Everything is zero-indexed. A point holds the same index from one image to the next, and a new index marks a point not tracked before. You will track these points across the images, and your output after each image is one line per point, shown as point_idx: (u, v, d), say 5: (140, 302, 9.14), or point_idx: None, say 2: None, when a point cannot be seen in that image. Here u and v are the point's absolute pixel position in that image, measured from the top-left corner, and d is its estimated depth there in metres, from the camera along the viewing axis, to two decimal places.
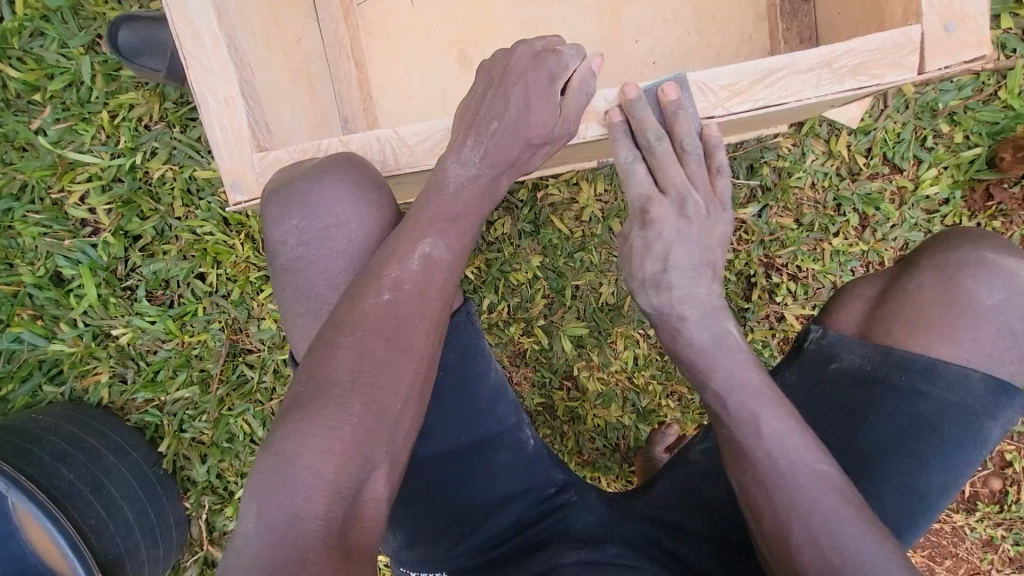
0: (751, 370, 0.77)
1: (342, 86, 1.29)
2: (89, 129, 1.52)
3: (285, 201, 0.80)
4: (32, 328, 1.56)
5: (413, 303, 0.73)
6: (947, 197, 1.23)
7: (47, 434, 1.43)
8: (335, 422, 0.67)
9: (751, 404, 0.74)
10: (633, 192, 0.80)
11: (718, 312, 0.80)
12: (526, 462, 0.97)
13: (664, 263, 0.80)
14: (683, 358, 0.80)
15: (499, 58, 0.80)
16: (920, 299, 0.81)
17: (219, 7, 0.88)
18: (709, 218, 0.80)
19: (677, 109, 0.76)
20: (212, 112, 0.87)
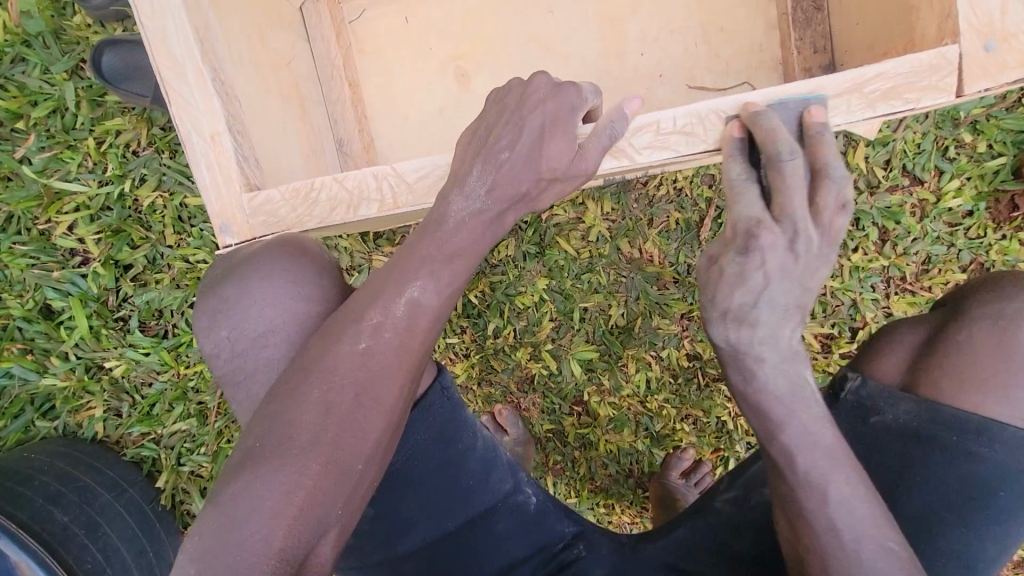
0: (826, 428, 0.68)
1: (336, 108, 1.20)
2: (75, 157, 1.46)
3: (217, 309, 0.78)
4: (22, 363, 1.50)
5: (392, 353, 0.68)
6: (970, 209, 1.19)
7: (38, 475, 1.38)
8: (288, 484, 0.63)
9: (824, 466, 0.67)
10: (738, 211, 0.68)
11: (798, 357, 0.68)
12: (527, 525, 0.91)
13: (758, 296, 0.66)
14: (758, 406, 0.69)
15: (516, 86, 0.75)
16: (971, 351, 0.76)
17: (201, 36, 0.83)
18: (821, 257, 0.67)
19: (823, 131, 0.70)
20: (198, 148, 0.82)
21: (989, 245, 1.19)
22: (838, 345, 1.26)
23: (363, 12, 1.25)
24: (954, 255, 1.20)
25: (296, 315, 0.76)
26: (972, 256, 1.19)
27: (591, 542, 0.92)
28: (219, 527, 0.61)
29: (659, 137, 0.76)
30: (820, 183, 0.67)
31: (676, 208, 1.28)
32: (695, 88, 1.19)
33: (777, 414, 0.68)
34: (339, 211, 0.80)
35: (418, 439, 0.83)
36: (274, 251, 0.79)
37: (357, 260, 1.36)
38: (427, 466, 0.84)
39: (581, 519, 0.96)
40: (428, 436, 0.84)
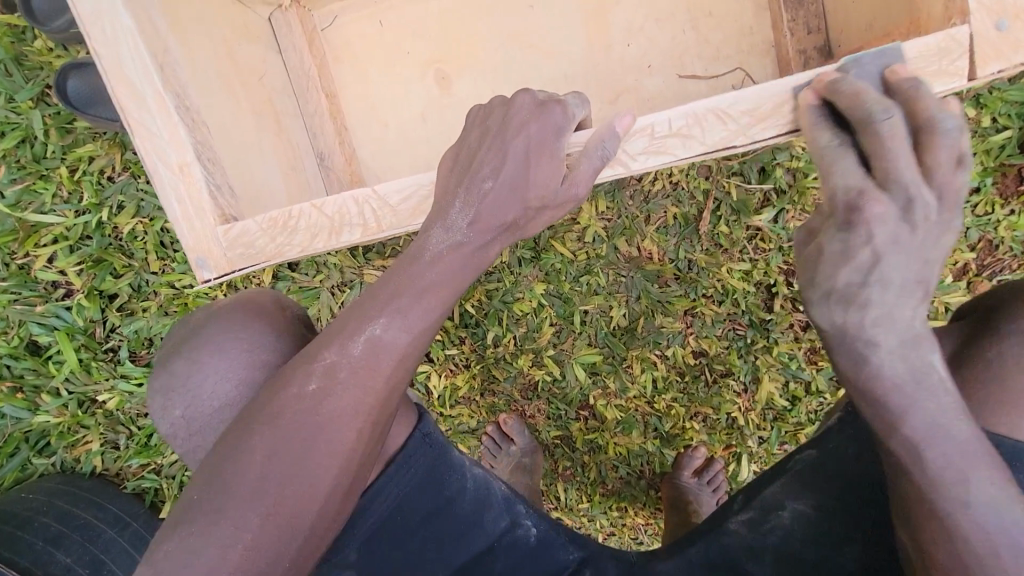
0: (961, 419, 0.62)
1: (313, 121, 1.15)
2: (49, 187, 1.41)
3: (167, 389, 0.76)
4: (11, 402, 1.43)
5: (345, 394, 0.65)
6: (977, 186, 1.15)
7: (38, 517, 1.35)
8: (225, 537, 0.60)
9: (963, 465, 0.61)
10: (833, 182, 0.64)
11: (922, 340, 0.62)
12: (529, 560, 0.88)
13: (868, 274, 0.61)
14: (867, 394, 0.63)
15: (499, 106, 0.75)
16: (1000, 370, 0.71)
17: (160, 61, 0.79)
18: (943, 225, 0.61)
19: (917, 85, 0.63)
20: (165, 180, 0.79)
21: (997, 222, 1.15)
22: None
23: (334, 19, 1.19)
24: (961, 234, 1.17)
25: (248, 389, 0.73)
26: (980, 234, 1.16)
27: (596, 566, 0.89)
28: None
29: (654, 142, 0.76)
30: (929, 141, 0.61)
31: (672, 202, 1.25)
32: (686, 77, 1.14)
33: (900, 403, 0.62)
34: (321, 238, 0.79)
35: (400, 492, 0.80)
36: (224, 323, 0.77)
37: (348, 276, 1.31)
38: (413, 517, 0.81)
39: (587, 544, 0.92)
40: (411, 487, 0.81)
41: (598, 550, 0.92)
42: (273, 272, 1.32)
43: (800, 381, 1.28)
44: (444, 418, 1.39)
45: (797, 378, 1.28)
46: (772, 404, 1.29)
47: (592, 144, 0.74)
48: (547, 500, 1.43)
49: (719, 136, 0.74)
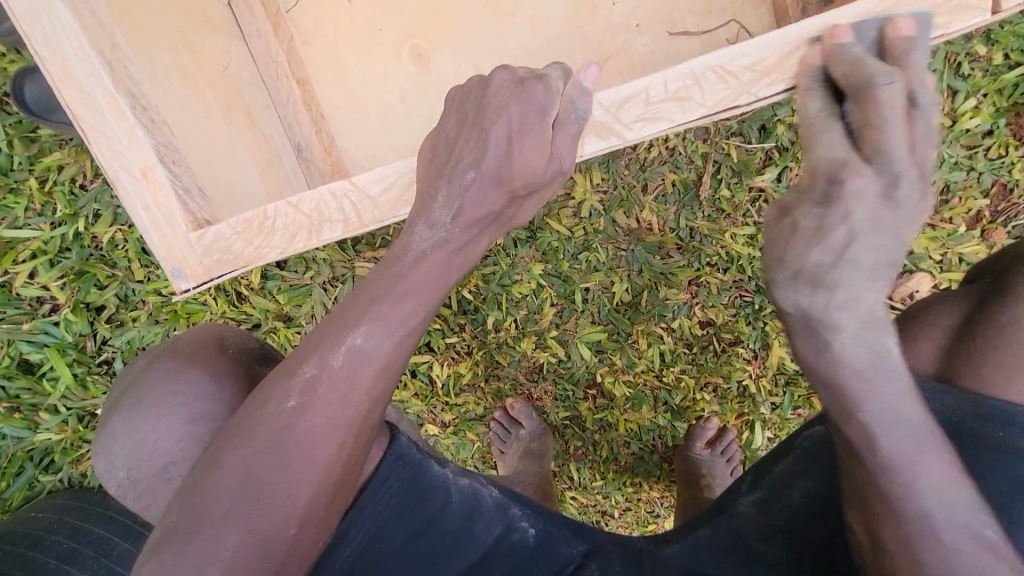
0: (915, 402, 0.57)
1: (287, 112, 1.07)
2: (19, 201, 1.35)
3: (106, 453, 0.73)
4: (11, 422, 1.40)
5: (326, 411, 0.61)
6: (989, 128, 1.10)
7: (49, 534, 1.31)
8: (199, 561, 0.57)
9: (913, 449, 0.55)
10: (818, 154, 0.55)
11: (883, 324, 0.55)
12: (528, 562, 0.84)
13: (839, 254, 0.53)
14: (835, 384, 0.56)
15: (474, 89, 0.70)
16: (1016, 334, 0.68)
17: (109, 58, 0.74)
18: (923, 207, 0.55)
19: (841, 56, 0.61)
20: (129, 187, 0.73)
21: (1011, 164, 1.10)
22: None
23: None
24: (974, 180, 1.12)
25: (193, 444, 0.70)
26: (993, 179, 1.11)
27: (603, 559, 0.86)
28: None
29: (650, 107, 0.72)
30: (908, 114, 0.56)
31: (670, 168, 1.19)
32: (678, 34, 1.06)
33: (856, 389, 0.56)
34: (300, 237, 0.74)
35: (382, 510, 0.77)
36: (156, 378, 0.73)
37: (339, 270, 1.27)
38: (395, 540, 0.78)
39: (591, 536, 0.89)
40: (390, 509, 0.77)
41: (605, 540, 0.89)
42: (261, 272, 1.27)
43: None
44: (450, 407, 1.36)
45: None
46: (784, 368, 1.26)
47: (564, 104, 0.70)
48: (560, 481, 1.41)
49: (723, 92, 0.71)
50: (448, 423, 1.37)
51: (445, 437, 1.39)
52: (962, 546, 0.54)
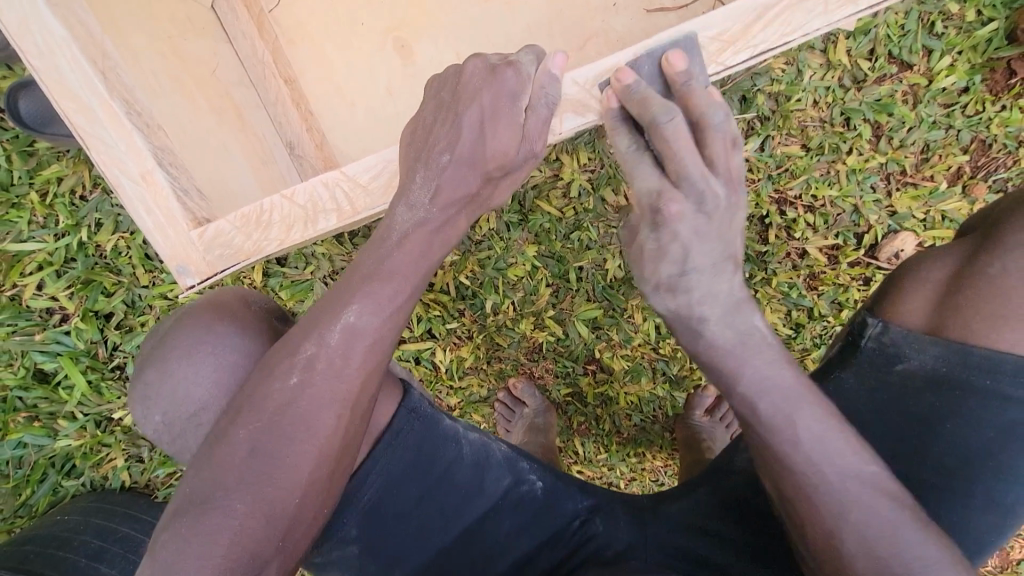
0: (784, 368, 0.64)
1: (276, 110, 1.10)
2: (22, 215, 1.38)
3: (143, 398, 0.76)
4: (31, 431, 1.45)
5: (324, 386, 0.65)
6: (965, 85, 1.12)
7: (76, 535, 1.36)
8: (214, 529, 0.61)
9: (786, 409, 0.62)
10: (639, 186, 0.67)
11: (744, 306, 0.66)
12: (538, 513, 0.90)
13: (682, 267, 0.65)
14: (711, 365, 0.66)
15: (450, 77, 0.73)
16: (1004, 284, 0.71)
17: (100, 67, 0.77)
18: (733, 210, 0.66)
19: (689, 80, 0.70)
20: (131, 192, 0.76)
21: (989, 120, 1.12)
22: (844, 254, 1.21)
23: None
24: (952, 137, 1.14)
25: (228, 387, 0.73)
26: (972, 135, 1.13)
27: (606, 515, 0.91)
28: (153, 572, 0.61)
29: None
30: (702, 138, 0.65)
31: None
32: (655, 11, 1.08)
33: (730, 365, 0.65)
34: (297, 228, 0.77)
35: (393, 468, 0.81)
36: (187, 329, 0.75)
37: (338, 263, 1.30)
38: (410, 490, 0.82)
39: (595, 492, 0.94)
40: (404, 461, 0.82)
41: (608, 498, 0.93)
42: (263, 269, 1.30)
43: (801, 308, 1.25)
44: (454, 391, 1.40)
45: (800, 305, 1.25)
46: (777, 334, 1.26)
47: (536, 89, 0.72)
48: (566, 456, 1.44)
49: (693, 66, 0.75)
50: (453, 406, 1.41)
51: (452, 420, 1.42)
52: (867, 500, 0.60)
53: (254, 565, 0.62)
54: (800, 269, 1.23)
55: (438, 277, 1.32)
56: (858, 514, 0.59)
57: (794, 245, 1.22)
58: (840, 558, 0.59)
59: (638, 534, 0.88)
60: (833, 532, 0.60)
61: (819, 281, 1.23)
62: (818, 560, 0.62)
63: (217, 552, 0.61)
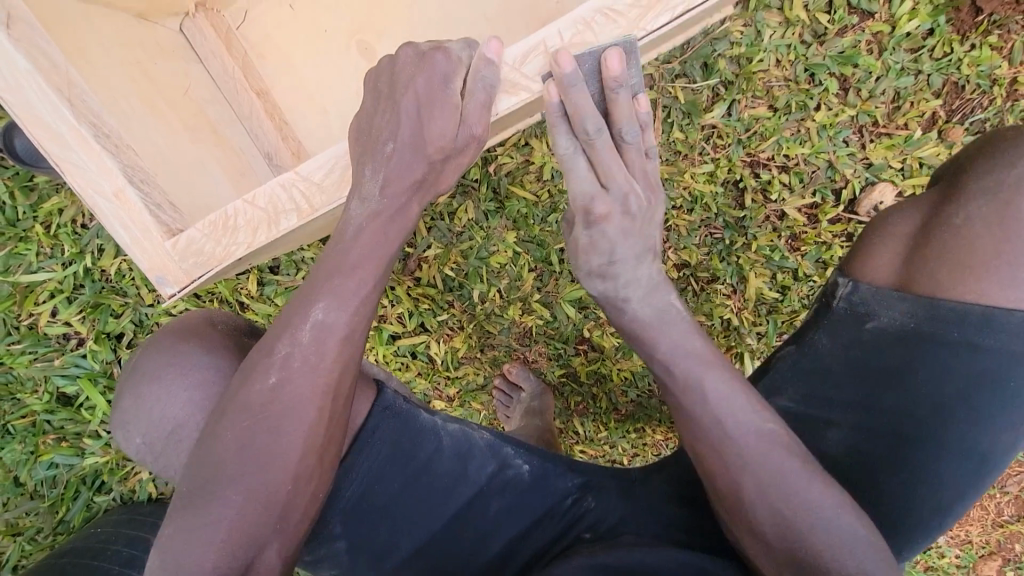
0: (694, 335, 0.72)
1: (251, 123, 1.14)
2: (31, 247, 1.45)
3: (123, 423, 0.81)
4: (60, 451, 1.53)
5: (304, 382, 0.69)
6: (931, 28, 1.15)
7: (109, 545, 1.42)
8: (215, 517, 0.66)
9: (697, 369, 0.69)
10: (574, 188, 0.71)
11: (661, 287, 0.74)
12: (526, 495, 0.92)
13: (610, 258, 0.73)
14: (637, 336, 0.73)
15: (385, 70, 0.75)
16: (971, 233, 0.76)
17: (68, 95, 0.80)
18: (652, 208, 0.74)
19: (617, 85, 0.67)
20: (106, 210, 0.81)
21: (959, 60, 1.15)
22: (824, 212, 1.23)
23: (245, 13, 1.18)
24: (923, 83, 1.17)
25: (196, 406, 0.77)
26: (943, 79, 1.16)
27: (598, 491, 0.92)
28: (164, 560, 0.67)
29: (552, 57, 0.75)
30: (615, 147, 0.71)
31: None
32: None
33: (650, 335, 0.72)
34: (262, 231, 0.81)
35: (373, 465, 0.85)
36: (156, 350, 0.80)
37: None
38: (392, 485, 0.86)
39: (586, 469, 0.95)
40: (384, 457, 0.85)
41: (598, 473, 0.95)
42: (257, 279, 1.35)
43: (786, 270, 1.25)
44: (452, 381, 1.42)
45: (785, 268, 1.25)
46: (763, 298, 1.26)
47: (470, 73, 0.73)
48: (567, 437, 1.45)
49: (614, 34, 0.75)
50: (453, 396, 1.43)
51: (453, 410, 1.45)
52: (761, 450, 0.66)
53: (256, 546, 0.68)
54: (781, 231, 1.24)
55: (423, 271, 1.36)
56: (761, 466, 0.65)
57: (772, 208, 1.24)
58: (740, 500, 0.66)
59: (628, 508, 0.89)
60: (735, 480, 0.66)
61: (801, 241, 1.24)
62: (727, 508, 0.69)
63: (218, 541, 0.66)
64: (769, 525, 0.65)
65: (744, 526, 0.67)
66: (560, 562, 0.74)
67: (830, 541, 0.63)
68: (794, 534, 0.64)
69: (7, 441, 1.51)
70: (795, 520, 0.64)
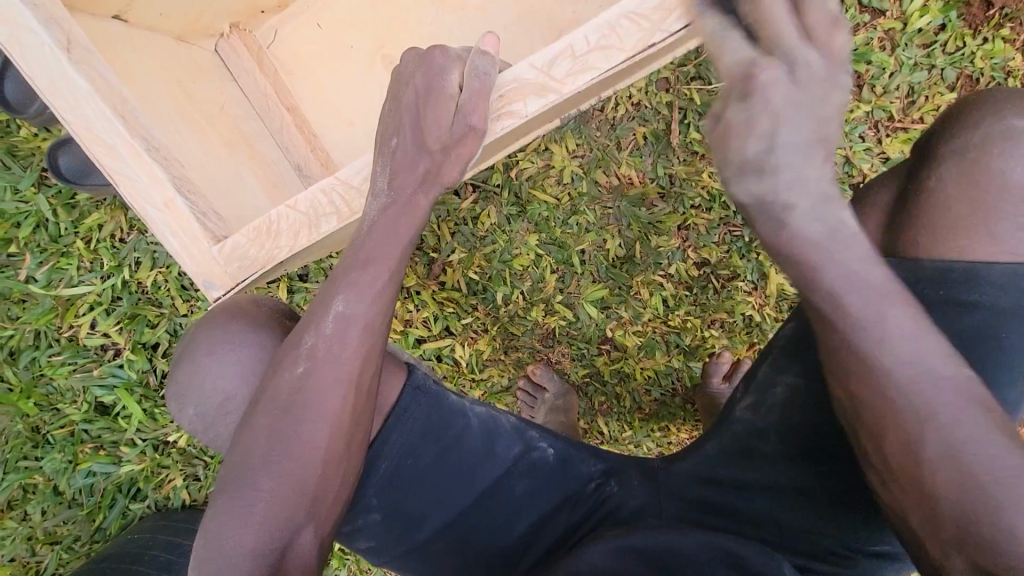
0: (874, 266, 0.62)
1: (282, 137, 1.21)
2: (72, 262, 1.52)
3: (177, 395, 0.86)
4: (98, 459, 1.57)
5: (329, 370, 0.74)
6: (943, 23, 1.19)
7: (146, 550, 1.46)
8: (249, 502, 0.72)
9: (875, 305, 0.60)
10: (726, 64, 0.62)
11: (835, 199, 0.61)
12: (551, 477, 0.93)
13: (771, 142, 0.60)
14: (796, 257, 0.61)
15: (393, 75, 0.81)
16: (945, 196, 0.78)
17: (121, 112, 0.84)
18: (834, 83, 0.60)
19: None
20: (156, 219, 0.85)
21: (972, 54, 1.18)
22: None
23: (275, 33, 1.24)
24: (937, 76, 1.20)
25: (247, 377, 0.82)
26: (957, 72, 1.19)
27: (621, 477, 0.94)
28: (206, 540, 0.72)
29: (578, 61, 0.77)
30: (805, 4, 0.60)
31: (639, 123, 1.29)
32: None
33: (816, 258, 0.61)
34: (304, 234, 0.85)
35: (406, 441, 0.87)
36: (219, 323, 0.84)
37: None
38: (424, 461, 0.88)
39: (609, 456, 0.97)
40: (416, 435, 0.88)
41: (623, 462, 0.97)
42: (287, 286, 1.40)
43: None
44: (477, 383, 1.44)
45: None
46: (784, 294, 1.32)
47: (465, 69, 0.76)
48: (591, 437, 1.45)
49: (637, 37, 0.76)
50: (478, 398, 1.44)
51: None
52: (952, 399, 0.59)
53: (291, 526, 0.72)
54: None
55: (448, 275, 1.39)
56: (947, 422, 0.58)
57: None
58: (916, 461, 0.60)
59: (651, 496, 0.91)
60: (913, 436, 0.60)
61: None
62: (892, 468, 0.63)
63: (254, 523, 0.71)
64: (949, 491, 0.58)
65: (912, 488, 0.61)
66: (586, 545, 0.75)
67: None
68: (976, 497, 0.56)
69: (48, 450, 1.56)
70: (987, 488, 0.56)
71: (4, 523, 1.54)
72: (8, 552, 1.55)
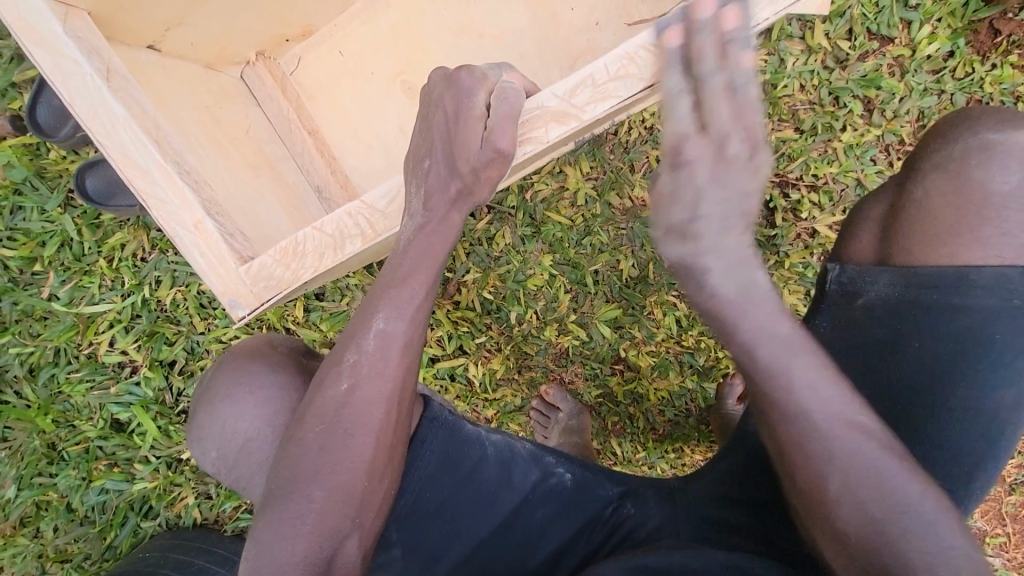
0: (783, 320, 0.63)
1: (304, 160, 1.24)
2: (94, 280, 1.54)
3: (200, 440, 0.88)
4: (112, 476, 1.58)
5: (372, 385, 0.76)
6: (951, 49, 1.22)
7: (158, 569, 1.46)
8: (297, 517, 0.73)
9: (784, 358, 0.61)
10: (669, 127, 0.62)
11: (751, 265, 0.62)
12: (568, 503, 0.93)
13: (695, 212, 0.61)
14: (709, 313, 0.63)
15: (423, 97, 0.83)
16: (933, 207, 0.80)
17: (154, 136, 0.87)
18: (751, 167, 0.61)
19: (700, 30, 0.63)
20: (185, 240, 0.87)
21: (981, 79, 1.21)
22: None
23: (298, 60, 1.28)
24: (947, 101, 1.22)
25: (265, 421, 0.84)
26: (967, 96, 1.21)
27: (637, 498, 0.94)
28: (254, 555, 0.73)
29: (597, 90, 0.79)
30: (704, 97, 0.61)
31: (651, 146, 1.31)
32: (634, 23, 1.20)
33: (731, 316, 0.62)
34: (328, 255, 0.87)
35: (426, 471, 0.88)
36: (238, 367, 0.87)
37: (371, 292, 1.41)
38: (443, 490, 0.89)
39: (625, 479, 0.98)
40: (435, 464, 0.89)
41: (637, 482, 0.97)
42: (303, 305, 1.42)
43: None
44: (490, 403, 1.44)
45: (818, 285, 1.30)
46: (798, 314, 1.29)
47: (493, 91, 0.77)
48: (605, 459, 1.45)
49: (655, 67, 0.78)
50: (491, 418, 1.44)
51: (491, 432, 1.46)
52: (850, 444, 0.60)
53: (337, 539, 0.73)
54: (813, 247, 1.29)
55: (463, 294, 1.40)
56: (850, 460, 0.60)
57: (803, 226, 1.29)
58: (824, 497, 0.61)
59: (670, 513, 0.91)
60: (818, 474, 0.61)
61: None
62: (801, 502, 0.64)
63: (302, 537, 0.72)
64: (851, 525, 0.60)
65: (823, 525, 0.62)
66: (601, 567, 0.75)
67: (930, 534, 0.58)
68: (881, 536, 0.58)
69: (62, 467, 1.57)
70: (885, 529, 0.58)
71: (17, 541, 1.56)
72: (20, 569, 1.56)
